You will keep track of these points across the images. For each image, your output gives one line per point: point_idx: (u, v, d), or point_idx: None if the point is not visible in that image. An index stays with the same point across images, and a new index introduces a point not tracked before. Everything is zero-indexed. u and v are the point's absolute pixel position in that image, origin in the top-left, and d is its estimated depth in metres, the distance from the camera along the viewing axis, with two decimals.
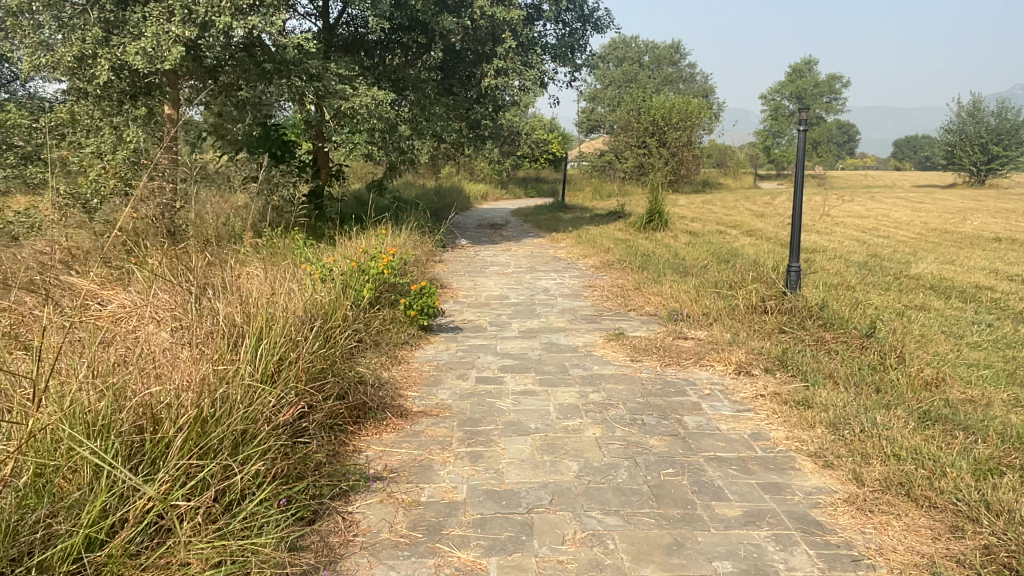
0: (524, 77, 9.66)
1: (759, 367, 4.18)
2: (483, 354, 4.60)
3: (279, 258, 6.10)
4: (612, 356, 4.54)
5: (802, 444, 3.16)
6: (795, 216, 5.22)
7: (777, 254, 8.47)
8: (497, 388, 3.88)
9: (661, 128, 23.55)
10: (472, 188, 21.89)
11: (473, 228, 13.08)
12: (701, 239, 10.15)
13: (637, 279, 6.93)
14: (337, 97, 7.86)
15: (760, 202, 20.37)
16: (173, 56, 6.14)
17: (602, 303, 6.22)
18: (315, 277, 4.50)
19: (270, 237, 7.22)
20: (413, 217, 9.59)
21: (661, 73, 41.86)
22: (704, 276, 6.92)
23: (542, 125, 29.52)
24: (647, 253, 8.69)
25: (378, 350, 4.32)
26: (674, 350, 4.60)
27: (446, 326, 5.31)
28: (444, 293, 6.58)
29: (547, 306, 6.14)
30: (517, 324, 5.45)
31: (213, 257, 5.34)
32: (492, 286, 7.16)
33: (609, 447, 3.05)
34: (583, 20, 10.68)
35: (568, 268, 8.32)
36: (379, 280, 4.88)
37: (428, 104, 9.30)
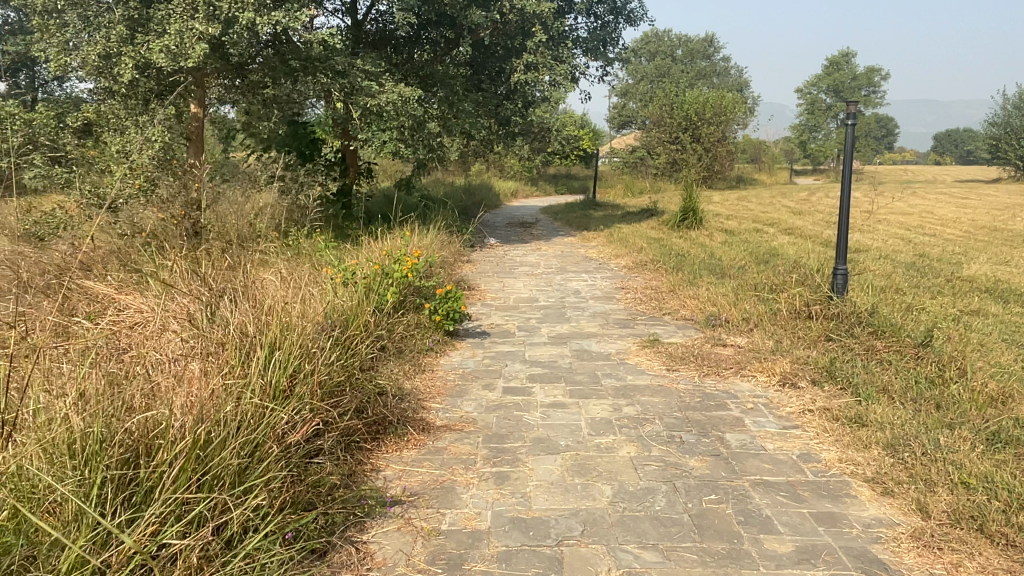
0: (555, 72, 9.42)
1: (805, 379, 3.91)
2: (511, 361, 4.40)
3: (304, 260, 5.99)
4: (647, 364, 4.31)
5: (857, 468, 2.90)
6: (842, 215, 4.92)
7: (819, 254, 8.13)
8: (525, 400, 3.68)
9: (694, 123, 23.14)
10: (502, 185, 21.71)
11: (502, 226, 12.89)
12: (738, 238, 9.82)
13: (672, 281, 6.67)
14: (363, 94, 7.70)
15: (796, 198, 19.85)
16: (197, 53, 6.03)
17: (635, 306, 5.98)
18: (336, 281, 4.35)
19: (296, 239, 7.11)
20: (441, 216, 9.42)
21: (694, 67, 41.19)
22: (742, 278, 6.63)
23: (573, 121, 29.24)
24: (681, 253, 8.41)
25: (401, 358, 4.15)
26: (712, 358, 4.35)
27: (473, 331, 5.12)
28: (471, 295, 6.39)
29: (578, 309, 5.93)
30: (547, 329, 5.24)
31: (235, 260, 5.24)
32: (521, 287, 6.96)
33: (645, 469, 2.82)
34: (616, 12, 10.39)
35: (599, 269, 8.08)
36: (403, 283, 4.72)
37: (457, 100, 9.17)
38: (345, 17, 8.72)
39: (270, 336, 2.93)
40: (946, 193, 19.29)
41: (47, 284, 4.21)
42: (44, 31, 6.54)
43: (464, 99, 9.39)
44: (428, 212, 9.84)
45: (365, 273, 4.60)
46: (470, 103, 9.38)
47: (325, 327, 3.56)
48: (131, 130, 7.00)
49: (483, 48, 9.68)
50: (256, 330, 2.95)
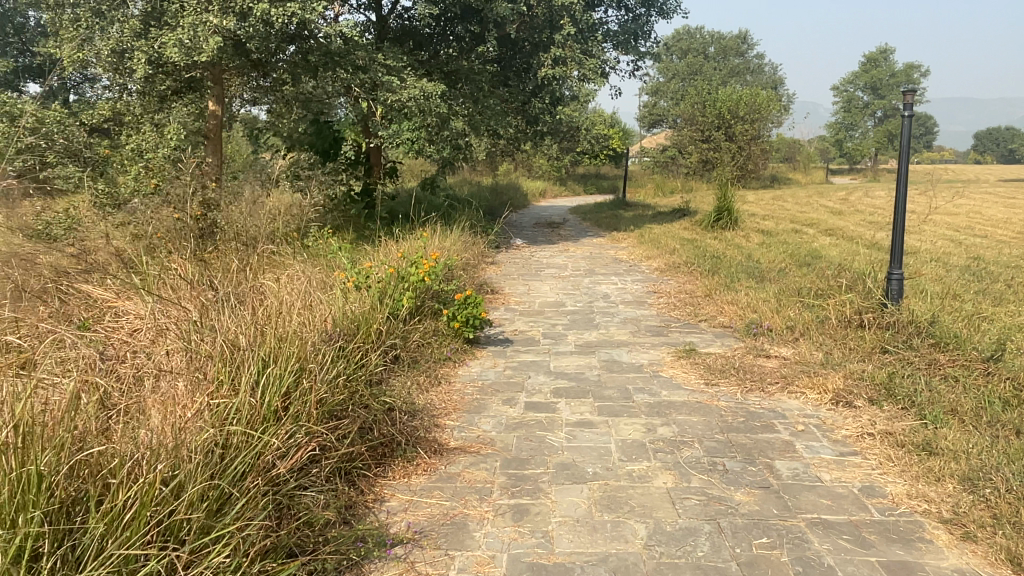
0: (584, 66, 9.05)
1: (860, 398, 3.52)
2: (534, 373, 4.07)
3: (320, 262, 5.77)
4: (683, 377, 3.95)
5: (930, 506, 2.51)
6: (898, 215, 4.50)
7: (864, 256, 7.67)
8: (549, 417, 3.35)
9: (727, 121, 22.60)
10: (530, 186, 21.38)
11: (530, 227, 12.58)
12: (776, 240, 9.36)
13: (708, 285, 6.29)
14: (384, 89, 7.41)
15: (834, 198, 19.19)
16: (209, 47, 5.84)
17: (668, 312, 5.62)
18: (348, 285, 4.11)
19: (310, 241, 6.84)
20: (465, 217, 9.12)
21: (727, 64, 40.44)
22: (784, 281, 6.23)
23: (602, 120, 28.83)
24: (717, 255, 8.01)
25: (416, 369, 3.87)
26: (755, 372, 3.97)
27: (495, 338, 4.81)
28: (495, 300, 6.08)
29: (608, 315, 5.58)
30: (574, 336, 4.90)
31: (246, 265, 5.02)
32: (548, 291, 6.63)
33: (684, 504, 2.48)
34: (648, 4, 9.96)
35: (630, 272, 7.71)
36: (420, 288, 4.43)
37: (482, 96, 8.90)
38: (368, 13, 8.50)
39: (264, 348, 2.69)
40: (993, 192, 18.50)
41: (48, 290, 4.05)
42: (60, 27, 6.44)
43: (489, 96, 9.08)
44: (452, 212, 9.55)
45: (379, 276, 4.33)
46: (496, 100, 9.08)
47: (330, 337, 3.30)
48: (147, 128, 6.86)
49: (510, 43, 9.35)
50: (249, 342, 2.71)
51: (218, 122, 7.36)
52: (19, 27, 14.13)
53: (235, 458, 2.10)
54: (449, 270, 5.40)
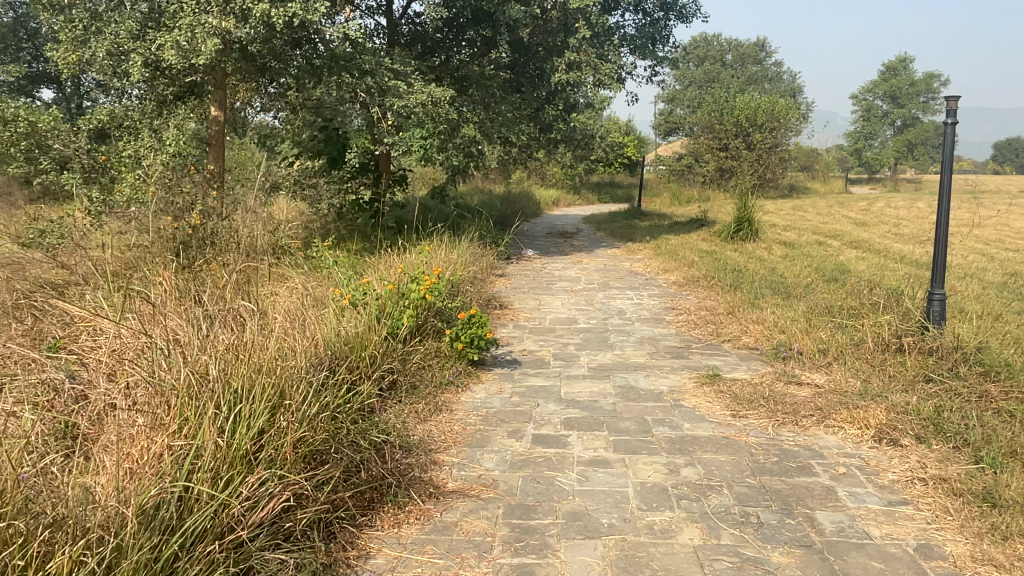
0: (600, 72, 8.75)
1: (906, 435, 3.17)
2: (544, 400, 3.73)
3: (320, 276, 5.50)
4: (707, 408, 3.61)
5: (999, 572, 2.15)
6: (940, 230, 4.15)
7: (894, 272, 7.30)
8: (559, 454, 3.02)
9: (745, 129, 22.23)
10: (544, 194, 21.07)
11: (542, 237, 12.28)
12: (798, 252, 8.98)
13: (730, 302, 5.95)
14: (390, 94, 7.12)
15: (855, 209, 18.73)
16: (208, 49, 5.60)
17: (688, 331, 5.29)
18: (342, 304, 3.84)
19: (306, 255, 6.55)
20: (475, 227, 8.82)
21: (745, 72, 40.03)
22: (811, 299, 5.88)
23: (617, 128, 28.53)
24: (738, 269, 7.66)
25: (415, 397, 3.58)
26: (787, 403, 3.63)
27: (503, 359, 4.50)
28: (504, 316, 5.77)
29: (624, 334, 5.25)
30: (587, 358, 4.57)
31: (239, 280, 4.76)
32: (560, 306, 6.32)
33: (715, 567, 2.14)
34: (666, 8, 9.63)
35: (646, 286, 7.38)
36: (421, 307, 4.14)
37: (494, 102, 8.64)
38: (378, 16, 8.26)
39: (244, 373, 2.41)
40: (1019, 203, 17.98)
41: (26, 303, 3.82)
42: (58, 27, 6.25)
43: (501, 102, 8.79)
44: (462, 222, 9.26)
45: (377, 294, 4.04)
46: (508, 106, 8.79)
47: (319, 361, 3.01)
48: (145, 132, 6.64)
49: (523, 48, 9.07)
50: (227, 367, 2.44)
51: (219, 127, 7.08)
52: (32, 32, 14.00)
53: (189, 514, 1.88)
54: (455, 287, 5.10)
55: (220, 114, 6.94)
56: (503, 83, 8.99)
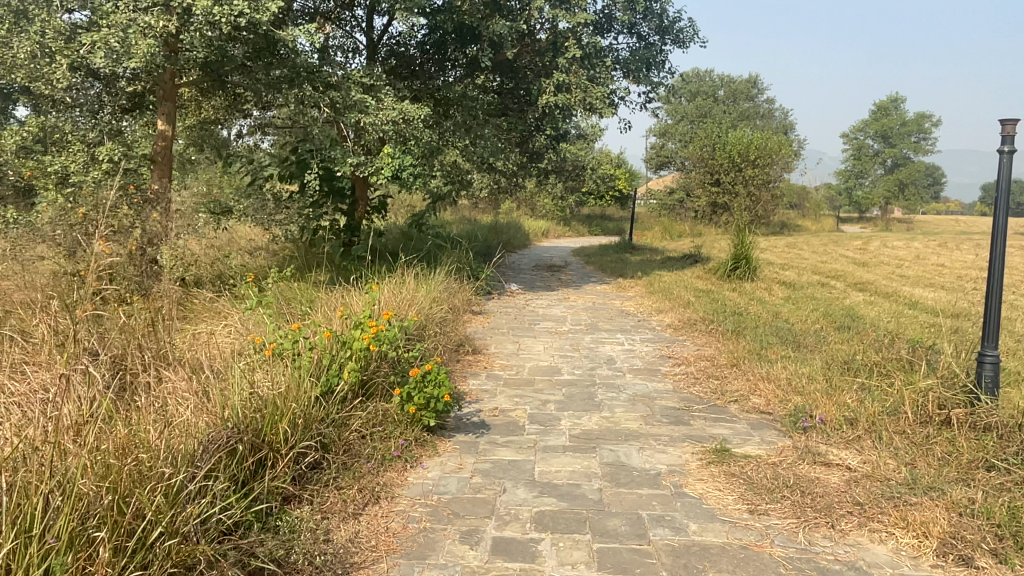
0: (591, 94, 7.94)
1: (979, 551, 2.43)
2: (512, 484, 2.96)
3: (263, 316, 4.77)
4: (718, 498, 2.86)
5: None
6: (991, 276, 3.46)
7: (912, 320, 6.62)
8: (524, 572, 2.26)
9: (738, 165, 21.78)
10: (531, 225, 20.42)
11: (528, 270, 11.59)
12: (802, 294, 8.32)
13: (733, 352, 5.23)
14: (355, 110, 6.49)
15: (850, 247, 18.24)
16: (142, 48, 4.96)
17: (687, 387, 4.56)
18: (266, 358, 3.12)
19: (253, 288, 5.84)
20: (452, 258, 8.11)
21: (738, 108, 39.89)
22: (826, 350, 5.19)
23: (609, 160, 28.05)
24: (739, 312, 6.97)
25: (347, 480, 2.84)
26: (817, 494, 2.89)
27: (468, 422, 3.74)
28: (476, 363, 5.01)
29: (613, 389, 4.49)
30: (569, 422, 3.80)
31: (162, 321, 4.11)
32: (541, 351, 5.58)
33: None
34: (662, 32, 8.97)
35: (638, 328, 6.67)
36: (366, 359, 3.38)
37: (476, 125, 8.04)
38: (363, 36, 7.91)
39: (67, 477, 1.81)
40: None
41: None
42: None
43: (484, 125, 8.15)
44: (438, 254, 8.54)
45: (310, 345, 3.30)
46: (492, 130, 8.17)
47: (210, 443, 2.36)
48: (76, 146, 5.89)
49: (510, 70, 8.54)
50: (47, 467, 1.84)
51: (167, 143, 6.39)
52: None
53: None
54: (413, 332, 4.38)
55: (167, 128, 6.31)
56: (485, 105, 8.35)
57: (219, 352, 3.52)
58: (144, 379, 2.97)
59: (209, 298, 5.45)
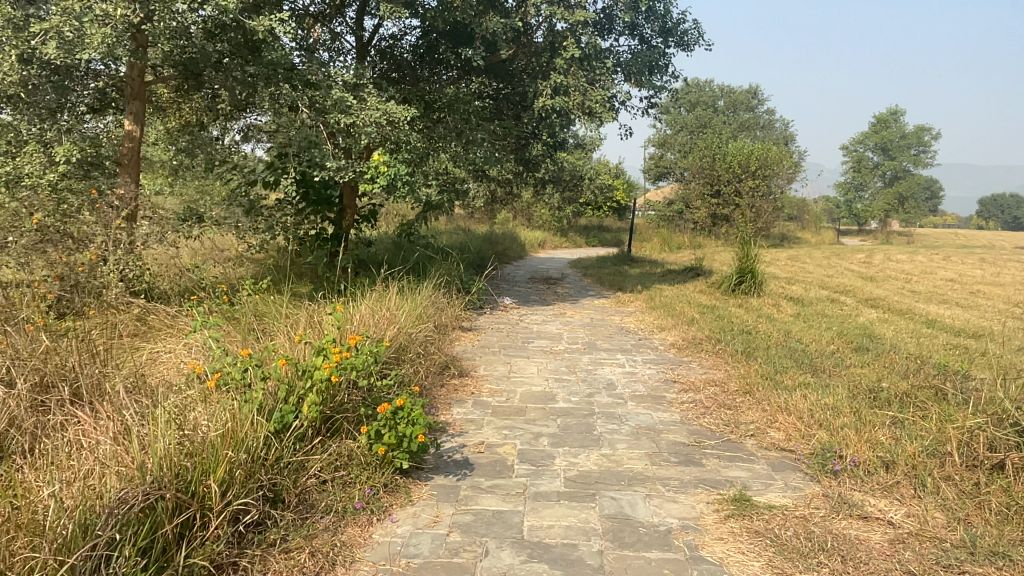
0: (589, 97, 7.50)
1: None
2: (496, 544, 2.48)
3: (227, 336, 4.32)
4: (742, 565, 2.39)
5: None
6: None
7: (934, 342, 6.16)
8: None
9: (738, 175, 21.40)
10: (528, 235, 20.02)
11: (523, 283, 11.13)
12: (812, 312, 7.87)
13: (746, 378, 4.78)
14: (336, 111, 6.06)
15: (854, 260, 17.85)
16: (96, 36, 4.50)
17: (697, 418, 4.10)
18: (209, 393, 2.66)
19: (224, 302, 5.38)
20: (442, 271, 7.65)
21: (737, 120, 39.62)
22: (847, 377, 4.73)
23: (607, 170, 27.67)
24: (747, 330, 6.52)
25: (296, 541, 2.36)
26: (860, 560, 2.42)
27: (449, 461, 3.25)
28: (462, 388, 4.53)
29: (614, 420, 4.02)
30: (564, 461, 3.33)
31: (104, 345, 3.63)
32: (534, 374, 5.11)
33: None
34: (665, 34, 8.55)
35: (639, 348, 6.20)
36: (329, 391, 2.91)
37: (469, 129, 7.61)
38: (353, 37, 7.55)
39: None
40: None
41: None
42: None
43: (477, 130, 7.70)
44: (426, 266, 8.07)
45: (263, 375, 2.81)
46: (486, 136, 7.74)
47: (117, 506, 1.92)
48: (32, 148, 5.52)
49: (505, 73, 8.14)
50: None
51: (134, 145, 5.91)
52: None
53: None
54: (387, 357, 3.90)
55: (134, 128, 5.84)
56: (479, 109, 7.91)
57: (157, 383, 3.03)
58: (60, 420, 2.51)
59: (171, 314, 4.99)
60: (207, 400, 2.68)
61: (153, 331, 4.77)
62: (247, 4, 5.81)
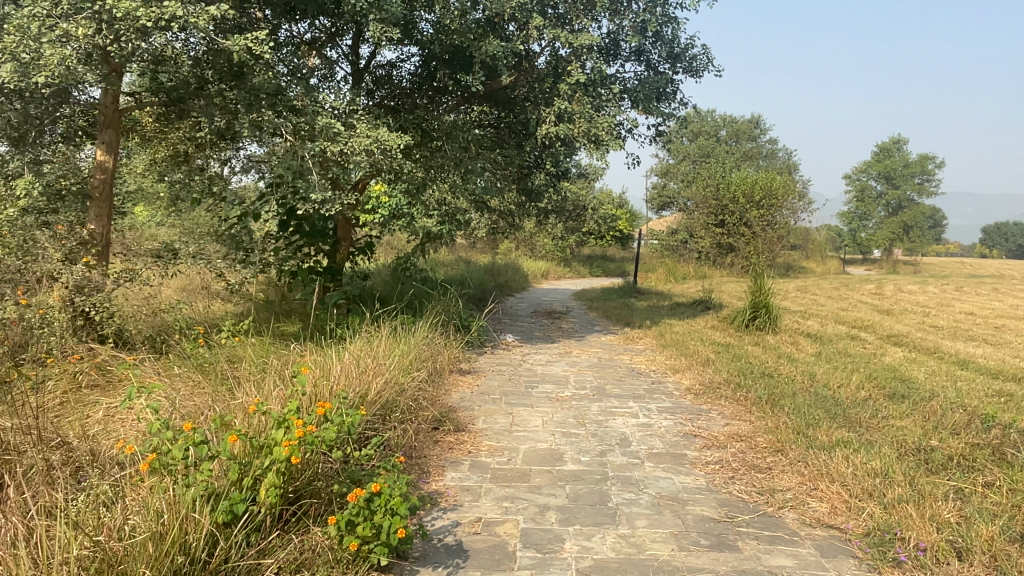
0: (596, 124, 7.06)
1: None
2: None
3: (196, 391, 3.85)
4: None
5: None
6: None
7: (975, 389, 5.64)
8: None
9: (743, 205, 21.03)
10: (531, 266, 19.59)
11: (526, 317, 10.64)
12: (835, 351, 7.36)
13: (776, 434, 4.26)
14: (323, 138, 5.66)
15: (866, 292, 17.34)
16: (53, 58, 4.04)
17: (726, 485, 3.57)
18: (143, 476, 2.19)
19: (198, 348, 4.93)
20: (439, 309, 7.18)
21: (740, 149, 39.48)
22: (889, 434, 4.22)
23: (611, 200, 27.35)
24: (770, 373, 6.01)
25: None
26: None
27: (439, 549, 2.73)
28: (458, 447, 4.01)
29: (630, 487, 3.51)
30: (576, 547, 2.81)
31: (40, 406, 3.16)
32: (538, 426, 4.60)
33: None
34: (673, 59, 8.14)
35: (653, 393, 5.69)
36: (291, 471, 2.41)
37: (467, 157, 7.19)
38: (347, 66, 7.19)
39: None
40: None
41: None
42: None
43: (477, 159, 7.29)
44: (423, 303, 7.60)
45: (208, 455, 2.30)
46: (487, 165, 7.33)
47: None
48: None
49: (507, 101, 7.78)
50: None
51: (106, 178, 5.47)
52: None
53: None
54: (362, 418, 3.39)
55: (106, 158, 5.43)
56: (479, 138, 7.51)
57: (83, 465, 2.55)
58: None
59: (136, 364, 4.52)
60: (128, 495, 2.19)
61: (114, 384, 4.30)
62: (227, 26, 5.44)
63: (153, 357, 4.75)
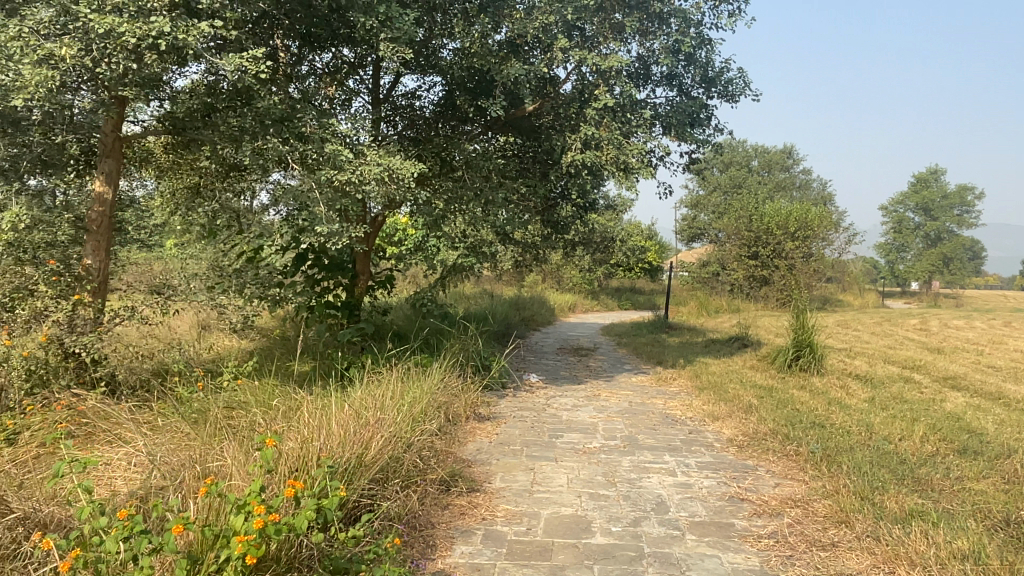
0: (625, 150, 6.64)
1: None
2: None
3: (178, 446, 3.43)
4: None
5: None
6: None
7: None
8: None
9: (777, 237, 20.42)
10: (558, 299, 19.11)
11: (551, 355, 10.13)
12: (889, 396, 6.73)
13: (836, 501, 3.69)
14: (330, 167, 5.29)
15: (910, 327, 16.50)
16: (33, 79, 3.74)
17: (784, 567, 3.02)
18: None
19: (192, 394, 4.54)
20: (458, 348, 6.71)
21: (772, 180, 38.82)
22: (970, 503, 3.63)
23: (640, 232, 26.86)
24: (820, 423, 5.42)
25: None
26: None
27: None
28: (470, 512, 3.51)
29: (671, 568, 2.98)
30: None
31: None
32: (563, 486, 4.07)
33: None
34: (707, 83, 7.70)
35: (690, 445, 5.13)
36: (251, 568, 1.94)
37: (489, 187, 6.78)
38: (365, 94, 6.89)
39: None
40: None
41: None
42: None
43: (499, 190, 6.88)
44: (442, 342, 7.14)
45: (149, 549, 1.85)
46: (509, 195, 6.91)
47: None
48: None
49: (532, 130, 7.39)
50: None
51: (105, 210, 5.14)
52: None
53: None
54: (348, 485, 2.93)
55: (106, 190, 5.09)
56: (501, 167, 7.13)
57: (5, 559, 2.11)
58: None
59: (123, 412, 4.13)
60: None
61: (95, 436, 3.90)
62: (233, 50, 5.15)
63: (143, 405, 4.36)
